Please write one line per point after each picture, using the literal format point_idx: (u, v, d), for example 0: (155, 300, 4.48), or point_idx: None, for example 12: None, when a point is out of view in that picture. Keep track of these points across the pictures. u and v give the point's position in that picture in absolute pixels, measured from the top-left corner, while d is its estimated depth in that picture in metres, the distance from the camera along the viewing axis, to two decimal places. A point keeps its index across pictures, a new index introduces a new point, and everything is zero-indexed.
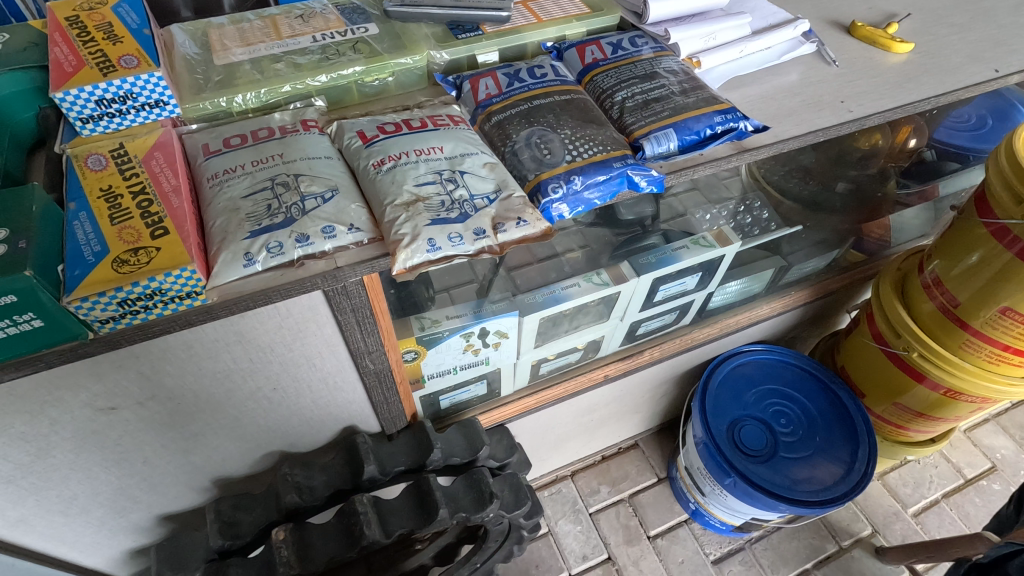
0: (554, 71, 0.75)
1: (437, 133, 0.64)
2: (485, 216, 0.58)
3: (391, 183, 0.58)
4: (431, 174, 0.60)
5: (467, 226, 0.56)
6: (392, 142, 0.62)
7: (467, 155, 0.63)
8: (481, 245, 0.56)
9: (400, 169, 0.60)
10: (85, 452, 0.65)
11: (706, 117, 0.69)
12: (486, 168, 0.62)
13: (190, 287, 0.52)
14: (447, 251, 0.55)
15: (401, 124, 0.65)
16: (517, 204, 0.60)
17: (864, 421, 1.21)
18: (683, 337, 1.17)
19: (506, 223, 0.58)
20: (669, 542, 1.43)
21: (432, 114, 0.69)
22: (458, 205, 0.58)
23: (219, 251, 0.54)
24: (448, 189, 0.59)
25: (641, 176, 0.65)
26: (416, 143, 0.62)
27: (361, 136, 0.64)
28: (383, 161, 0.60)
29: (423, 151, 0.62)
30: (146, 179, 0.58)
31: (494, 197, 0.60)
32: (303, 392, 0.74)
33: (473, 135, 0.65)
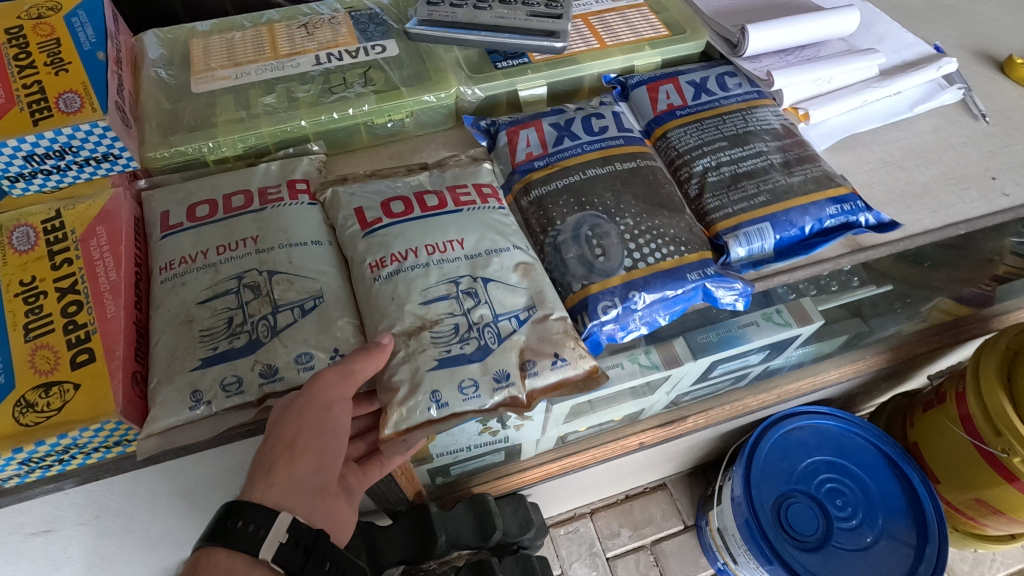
0: (616, 121, 0.57)
1: (458, 218, 0.49)
2: (511, 349, 0.44)
3: (390, 298, 0.44)
4: (444, 284, 0.45)
5: (486, 370, 0.43)
6: (398, 230, 0.48)
7: (494, 252, 0.48)
8: (502, 396, 0.42)
9: (404, 276, 0.45)
10: (27, 560, 0.55)
11: (816, 208, 0.52)
12: (517, 274, 0.47)
13: (118, 436, 0.40)
14: (456, 407, 0.41)
15: (411, 200, 0.50)
16: (554, 330, 0.45)
17: (937, 514, 0.92)
18: (734, 403, 1.02)
19: (539, 362, 0.44)
20: None
21: (454, 181, 0.53)
22: (475, 333, 0.44)
23: (159, 387, 0.41)
24: (464, 307, 0.45)
25: (724, 290, 0.50)
26: (429, 234, 0.48)
27: (360, 215, 0.49)
28: (384, 262, 0.46)
29: (437, 247, 0.47)
30: (80, 266, 0.45)
31: (524, 317, 0.46)
32: None
33: (504, 220, 0.50)
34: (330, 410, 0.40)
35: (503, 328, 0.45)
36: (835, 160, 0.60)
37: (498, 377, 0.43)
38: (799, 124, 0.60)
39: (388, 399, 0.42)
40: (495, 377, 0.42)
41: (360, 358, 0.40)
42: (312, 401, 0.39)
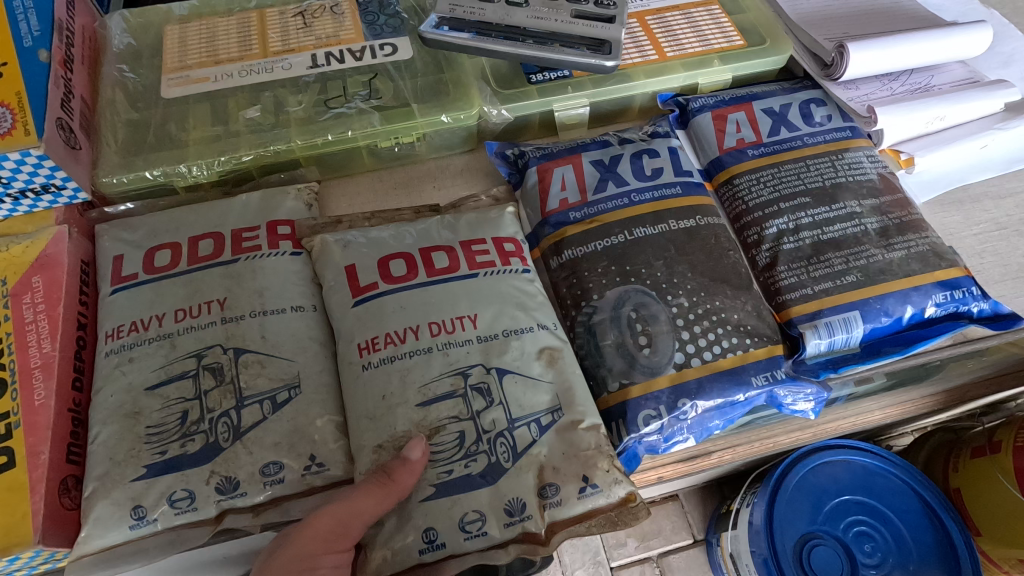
0: (673, 160, 0.47)
1: (468, 287, 0.40)
2: (528, 468, 0.35)
3: (381, 396, 0.36)
4: (449, 378, 0.37)
5: (496, 498, 0.35)
6: (395, 300, 0.39)
7: (513, 334, 0.39)
8: (515, 532, 0.34)
9: (399, 367, 0.37)
10: None
11: (918, 297, 0.41)
12: (541, 364, 0.38)
13: (43, 558, 0.33)
14: (455, 548, 0.34)
15: (410, 258, 0.41)
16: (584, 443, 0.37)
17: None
18: None
19: (563, 488, 0.35)
20: None
21: (469, 231, 0.44)
22: (484, 445, 0.36)
23: (93, 499, 0.33)
24: (471, 410, 0.36)
25: (795, 396, 0.40)
26: (432, 309, 0.39)
27: (351, 276, 0.40)
28: (377, 345, 0.37)
29: (443, 327, 0.38)
30: (8, 332, 0.37)
31: (546, 423, 0.37)
32: None
33: (528, 290, 0.41)
34: (319, 560, 0.32)
35: (521, 439, 0.36)
36: (936, 220, 0.50)
37: (513, 510, 0.34)
38: (897, 170, 0.50)
39: (371, 532, 0.34)
40: (505, 512, 0.34)
41: (374, 486, 0.33)
42: (301, 547, 0.31)
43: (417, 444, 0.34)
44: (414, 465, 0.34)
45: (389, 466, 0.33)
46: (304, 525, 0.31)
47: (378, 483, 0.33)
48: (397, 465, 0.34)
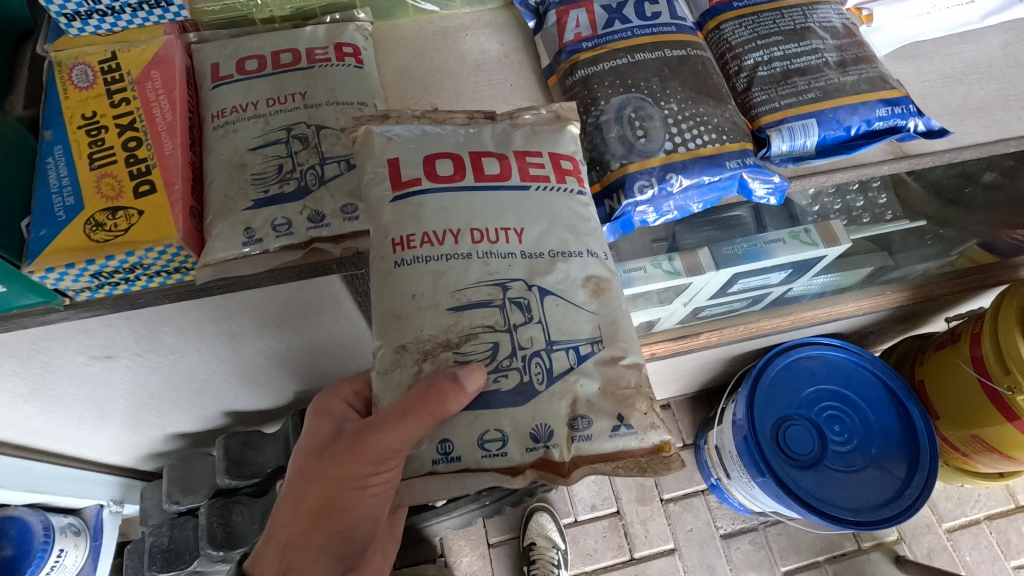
0: (670, 8, 0.56)
1: (527, 205, 0.45)
2: (561, 397, 0.42)
3: (425, 296, 0.42)
4: (486, 289, 0.43)
5: (531, 415, 0.42)
6: (451, 201, 0.44)
7: (561, 257, 0.45)
8: (534, 457, 0.42)
9: (437, 269, 0.42)
10: (87, 386, 0.61)
11: (864, 110, 0.51)
12: (585, 292, 0.44)
13: (178, 263, 0.43)
14: (473, 461, 0.41)
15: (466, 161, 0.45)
16: (624, 375, 0.44)
17: (930, 449, 1.06)
18: (744, 325, 1.04)
19: (594, 424, 0.42)
20: (681, 509, 1.41)
21: (525, 142, 0.47)
22: (521, 360, 0.42)
23: (215, 223, 0.44)
24: (507, 323, 0.43)
25: (759, 181, 0.50)
26: (486, 216, 0.44)
27: (394, 171, 0.44)
28: (418, 243, 0.42)
29: (485, 237, 0.43)
30: (137, 107, 0.46)
31: (581, 350, 0.43)
32: (318, 350, 0.68)
33: (576, 216, 0.46)
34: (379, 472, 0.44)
35: (557, 361, 0.43)
36: (891, 68, 0.59)
37: (543, 436, 0.41)
38: (860, 26, 0.59)
39: None
40: (533, 434, 0.41)
41: (424, 410, 0.40)
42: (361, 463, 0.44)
43: (474, 377, 0.40)
44: (463, 396, 0.40)
45: (441, 391, 0.39)
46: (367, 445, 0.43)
47: (430, 407, 0.39)
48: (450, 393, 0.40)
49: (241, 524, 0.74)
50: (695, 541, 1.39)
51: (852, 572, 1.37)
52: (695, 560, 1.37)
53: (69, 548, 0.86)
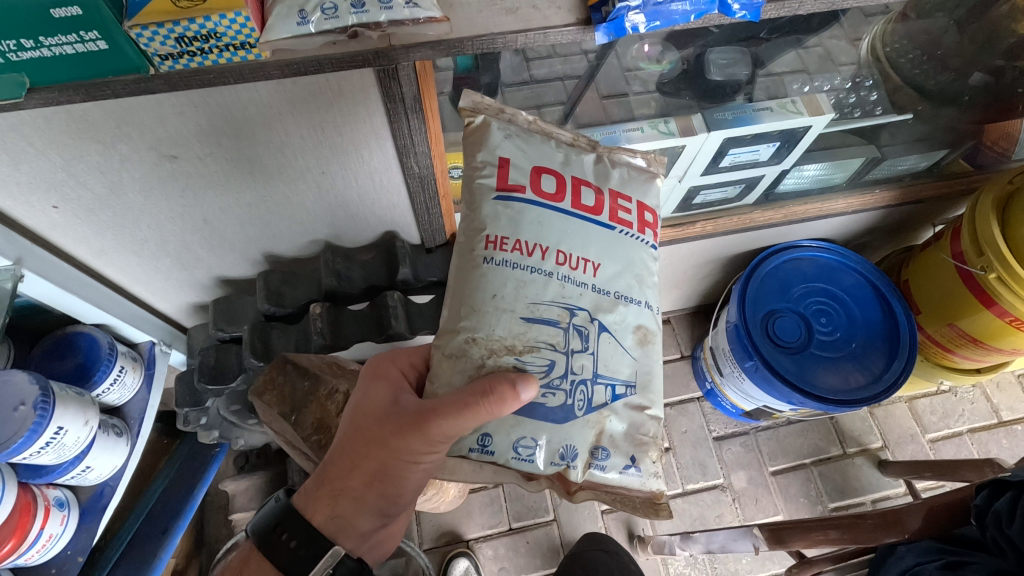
0: None
1: (613, 246, 0.65)
2: (591, 425, 0.63)
3: (515, 295, 0.60)
4: (557, 310, 0.61)
5: (565, 436, 0.62)
6: (550, 217, 0.62)
7: (623, 301, 0.65)
8: (555, 469, 0.62)
9: (521, 278, 0.60)
10: (154, 198, 0.71)
11: None
12: (637, 338, 0.65)
13: (243, 38, 0.52)
14: (503, 456, 0.61)
15: (570, 187, 0.64)
16: (645, 422, 0.66)
17: (911, 339, 1.14)
18: (741, 217, 1.11)
19: (610, 457, 0.64)
20: (677, 413, 1.51)
21: (620, 184, 0.67)
22: (570, 377, 0.62)
23: (275, 5, 0.51)
24: (566, 339, 0.62)
25: None
26: (577, 247, 0.63)
27: (504, 174, 0.62)
28: (522, 247, 0.61)
29: (568, 261, 0.62)
30: None
31: (615, 388, 0.64)
32: (350, 184, 0.77)
33: (643, 264, 0.67)
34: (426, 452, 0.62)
35: (597, 394, 0.63)
36: None
37: (569, 456, 0.62)
38: None
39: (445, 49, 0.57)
40: (562, 454, 0.62)
41: (479, 413, 0.56)
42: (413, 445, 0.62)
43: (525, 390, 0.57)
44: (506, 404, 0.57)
45: (498, 398, 0.56)
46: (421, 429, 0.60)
47: (485, 410, 0.56)
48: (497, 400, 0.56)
49: (278, 343, 0.85)
50: (689, 441, 1.48)
51: (836, 474, 1.45)
52: (688, 458, 1.46)
53: (128, 366, 0.88)
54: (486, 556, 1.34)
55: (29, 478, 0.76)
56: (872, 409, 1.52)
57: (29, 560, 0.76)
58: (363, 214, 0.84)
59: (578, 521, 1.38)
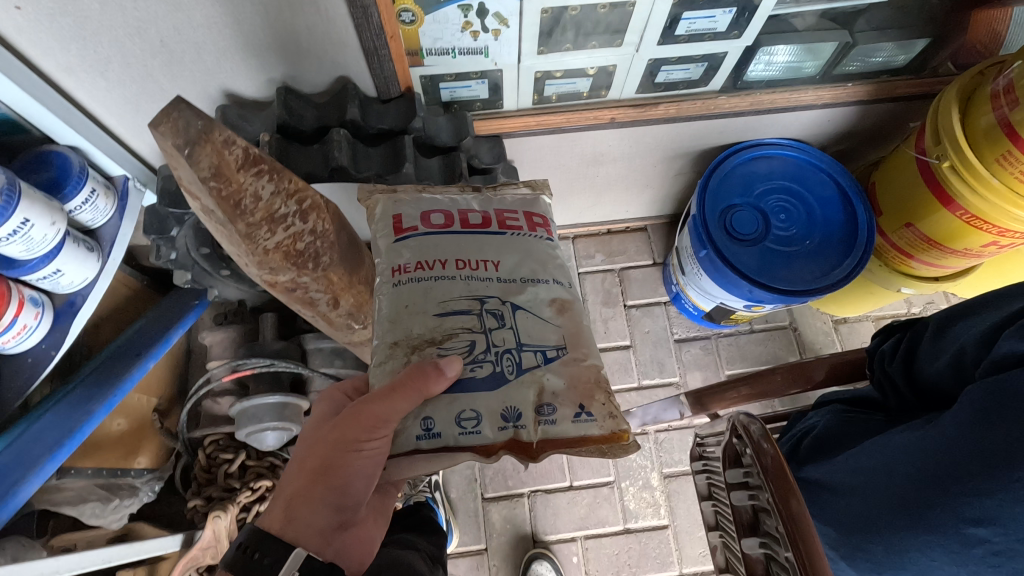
0: None
1: (508, 246, 0.75)
2: (530, 386, 0.66)
3: (423, 304, 0.68)
4: (466, 301, 0.69)
5: (504, 400, 0.65)
6: (447, 239, 0.74)
7: (531, 284, 0.73)
8: (505, 434, 0.63)
9: (428, 285, 0.70)
10: (110, 9, 0.75)
11: None
12: (556, 309, 0.72)
13: None
14: (449, 438, 0.62)
15: (458, 215, 0.77)
16: (586, 371, 0.68)
17: (868, 237, 1.15)
18: (705, 102, 1.11)
19: (560, 411, 0.65)
20: (641, 314, 1.55)
21: (503, 206, 0.80)
22: (496, 355, 0.67)
23: None
24: (482, 324, 0.68)
25: None
26: (475, 254, 0.73)
27: (397, 221, 0.75)
28: (418, 266, 0.71)
29: (467, 265, 0.72)
30: None
31: (547, 353, 0.68)
32: (298, 13, 0.79)
33: (541, 252, 0.76)
34: (367, 440, 0.63)
35: (525, 358, 0.67)
36: None
37: (513, 418, 0.64)
38: None
39: None
40: (505, 415, 0.64)
41: (410, 385, 0.61)
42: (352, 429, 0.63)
43: (452, 363, 0.62)
44: (441, 375, 0.61)
45: (427, 370, 0.61)
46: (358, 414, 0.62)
47: (417, 381, 0.61)
48: (427, 374, 0.61)
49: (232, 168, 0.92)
50: (650, 341, 1.53)
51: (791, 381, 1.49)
52: (647, 356, 1.51)
53: (99, 188, 0.95)
54: None
55: (7, 271, 0.84)
56: (836, 325, 1.54)
57: (5, 344, 0.86)
58: (316, 53, 0.87)
59: None
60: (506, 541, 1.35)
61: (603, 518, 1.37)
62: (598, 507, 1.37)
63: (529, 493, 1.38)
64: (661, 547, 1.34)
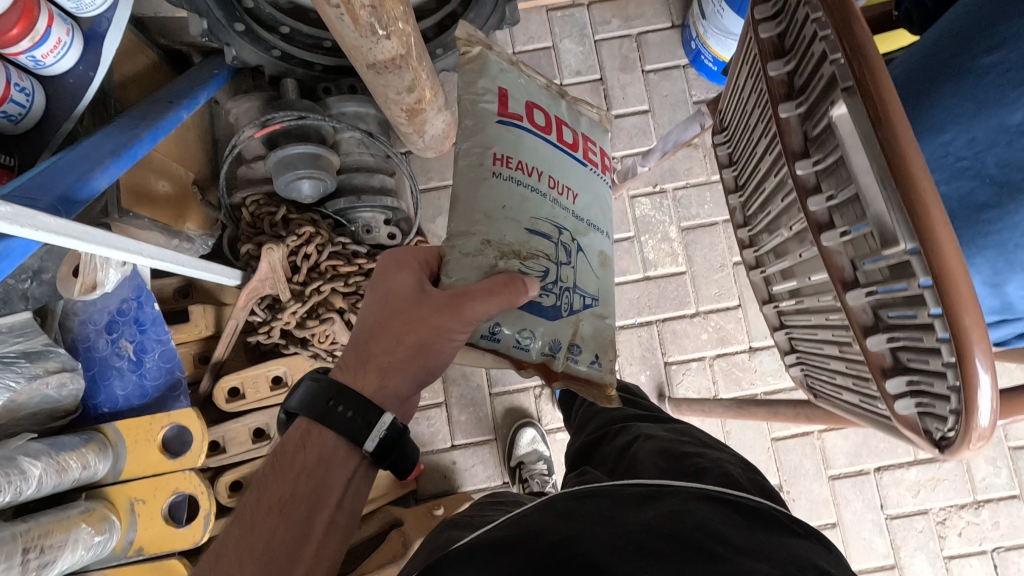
0: None
1: (584, 180, 0.85)
2: (571, 325, 0.79)
3: (516, 208, 0.75)
4: (548, 226, 0.77)
5: (553, 332, 0.77)
6: (540, 145, 0.80)
7: (591, 229, 0.84)
8: (541, 358, 0.76)
9: (521, 192, 0.76)
10: None
11: None
12: (600, 259, 0.85)
13: None
14: (504, 347, 0.74)
15: (555, 125, 0.84)
16: (604, 327, 0.83)
17: None
18: None
19: (579, 353, 0.80)
20: (660, 79, 1.53)
21: (585, 128, 0.90)
22: (556, 288, 0.77)
23: None
24: (557, 253, 0.77)
25: None
26: (563, 179, 0.82)
27: (503, 101, 0.80)
28: (509, 161, 0.77)
29: (556, 187, 0.80)
30: None
31: (589, 301, 0.82)
32: None
33: (605, 194, 0.88)
34: (457, 328, 0.70)
35: (576, 301, 0.80)
36: None
37: (554, 349, 0.77)
38: None
39: None
40: (550, 346, 0.76)
41: (504, 295, 0.68)
42: (449, 319, 0.69)
43: (534, 285, 0.70)
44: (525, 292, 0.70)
45: (517, 287, 0.69)
46: (457, 308, 0.68)
47: (510, 295, 0.68)
48: (516, 288, 0.69)
49: None
50: (669, 105, 1.52)
51: None
52: (666, 120, 1.52)
53: None
54: None
55: None
56: None
57: (45, 61, 0.89)
58: None
59: None
60: None
61: (624, 268, 1.45)
62: (620, 258, 1.46)
63: None
64: (679, 290, 1.44)
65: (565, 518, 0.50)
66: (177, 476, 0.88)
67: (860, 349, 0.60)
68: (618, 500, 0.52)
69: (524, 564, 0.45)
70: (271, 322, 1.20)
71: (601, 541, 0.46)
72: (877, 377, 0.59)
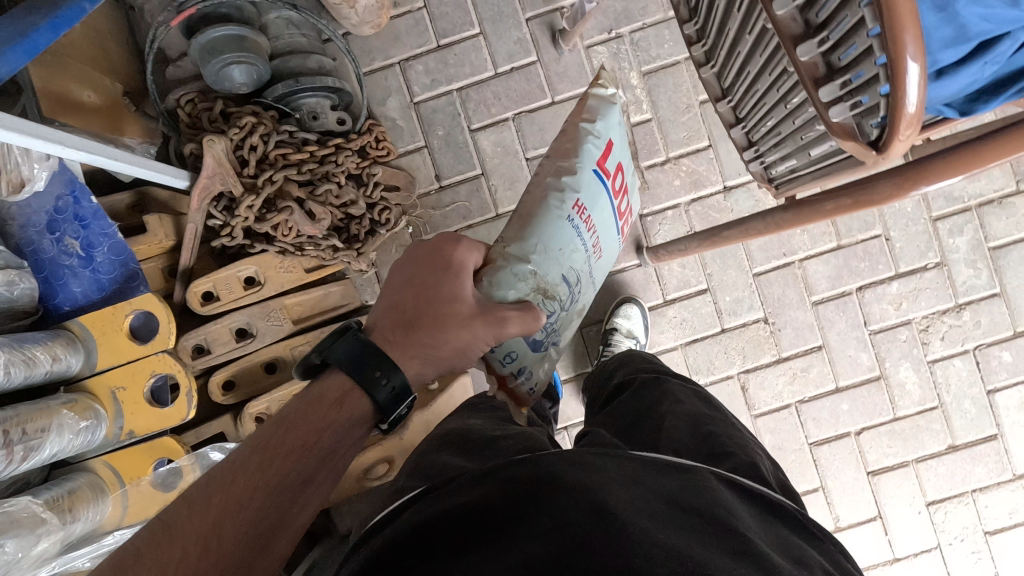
0: None
1: (606, 260, 1.08)
2: (536, 364, 0.97)
3: (567, 251, 0.91)
4: (569, 280, 0.93)
5: (523, 360, 0.93)
6: (601, 196, 0.98)
7: (582, 312, 1.05)
8: (500, 367, 0.90)
9: (569, 247, 0.91)
10: None
11: None
12: (577, 323, 1.04)
13: None
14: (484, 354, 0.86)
15: (619, 192, 1.06)
16: (541, 372, 0.99)
17: None
18: None
19: (527, 377, 0.95)
20: None
21: (630, 201, 1.14)
22: (547, 339, 0.96)
23: None
24: (568, 303, 0.95)
25: None
26: (602, 241, 1.01)
27: (600, 152, 0.98)
28: (579, 211, 0.92)
29: (596, 247, 1.00)
30: None
31: (553, 346, 0.99)
32: None
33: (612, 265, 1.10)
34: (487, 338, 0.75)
35: (549, 355, 1.00)
36: None
37: (515, 367, 0.91)
38: None
39: None
40: (512, 362, 0.91)
41: (529, 320, 0.76)
42: (489, 328, 0.74)
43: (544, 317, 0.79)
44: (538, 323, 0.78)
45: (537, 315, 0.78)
46: (498, 321, 0.74)
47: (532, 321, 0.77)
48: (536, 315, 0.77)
49: None
50: None
51: None
52: None
53: None
54: (417, 71, 1.41)
55: None
56: None
57: None
58: None
59: (502, 28, 1.41)
60: (500, 161, 1.41)
61: None
62: None
63: (513, 117, 1.41)
64: (647, 138, 1.40)
65: (595, 471, 0.53)
66: (153, 360, 0.97)
67: (793, 63, 0.64)
68: (642, 470, 0.56)
69: (550, 501, 0.50)
70: (231, 223, 1.17)
71: (619, 497, 0.50)
72: (811, 87, 0.64)
